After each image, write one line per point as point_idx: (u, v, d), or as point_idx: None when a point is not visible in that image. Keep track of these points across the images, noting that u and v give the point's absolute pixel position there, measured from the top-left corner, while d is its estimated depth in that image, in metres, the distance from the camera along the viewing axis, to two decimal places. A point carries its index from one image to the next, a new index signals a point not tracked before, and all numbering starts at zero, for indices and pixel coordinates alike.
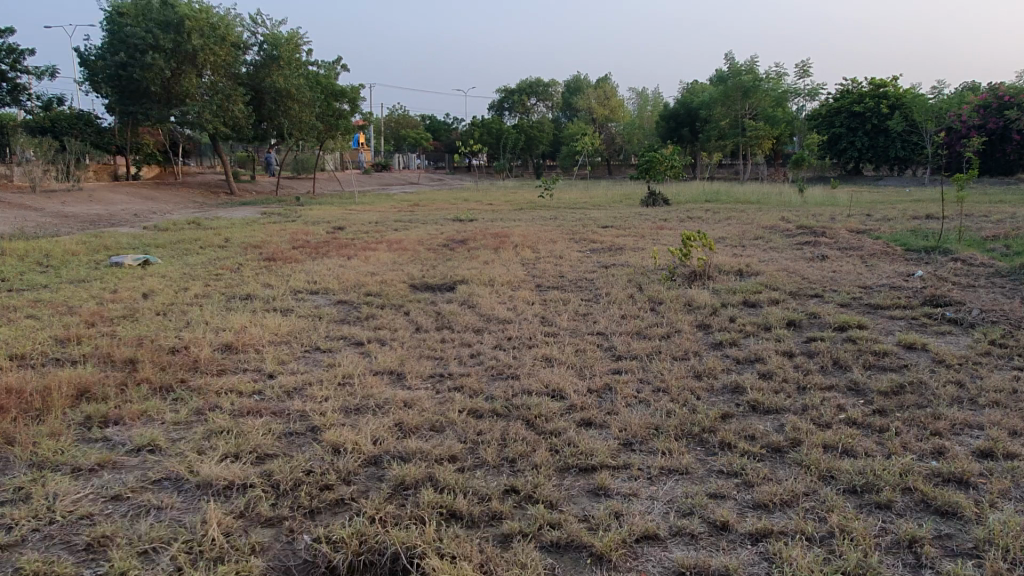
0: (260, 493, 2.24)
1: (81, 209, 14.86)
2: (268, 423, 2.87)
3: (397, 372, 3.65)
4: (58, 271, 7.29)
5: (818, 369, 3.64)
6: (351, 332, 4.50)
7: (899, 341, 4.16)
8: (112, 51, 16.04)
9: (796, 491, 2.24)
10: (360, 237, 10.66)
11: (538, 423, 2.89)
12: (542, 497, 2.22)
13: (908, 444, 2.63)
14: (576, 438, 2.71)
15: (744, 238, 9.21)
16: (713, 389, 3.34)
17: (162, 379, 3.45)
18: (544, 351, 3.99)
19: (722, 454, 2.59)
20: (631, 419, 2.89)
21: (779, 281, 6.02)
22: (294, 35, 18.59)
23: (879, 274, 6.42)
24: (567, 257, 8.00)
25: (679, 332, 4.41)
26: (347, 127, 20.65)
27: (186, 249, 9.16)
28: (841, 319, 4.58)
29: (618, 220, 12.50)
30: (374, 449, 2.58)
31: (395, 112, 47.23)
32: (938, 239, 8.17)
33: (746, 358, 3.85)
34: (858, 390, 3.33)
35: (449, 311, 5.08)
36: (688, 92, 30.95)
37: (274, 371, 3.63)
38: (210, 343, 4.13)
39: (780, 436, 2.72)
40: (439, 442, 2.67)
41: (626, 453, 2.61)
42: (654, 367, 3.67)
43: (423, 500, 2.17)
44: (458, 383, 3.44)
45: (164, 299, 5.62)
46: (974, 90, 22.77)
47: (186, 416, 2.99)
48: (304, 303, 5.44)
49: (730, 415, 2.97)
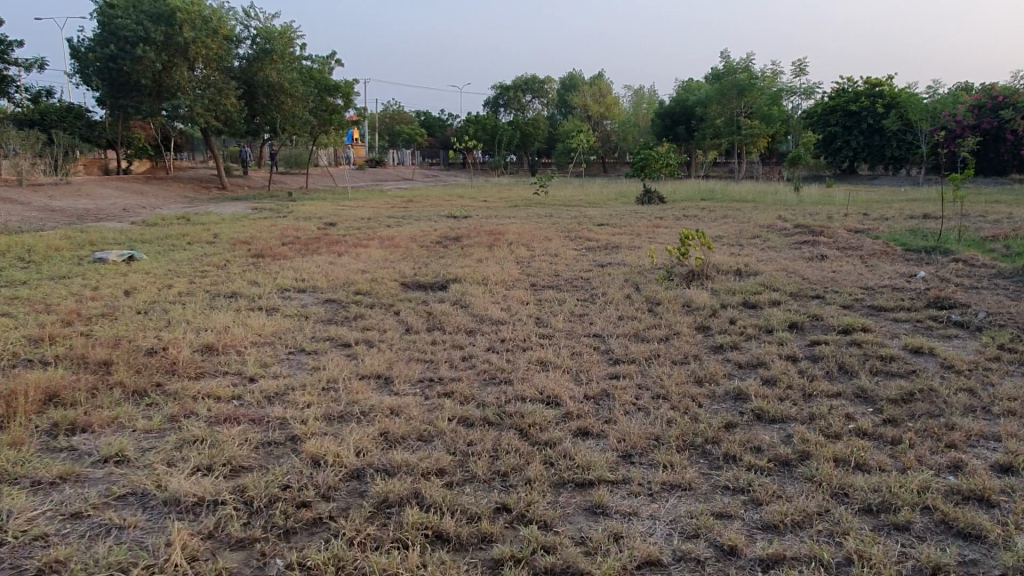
0: (232, 511, 2.08)
1: (68, 203, 14.65)
2: (245, 432, 2.71)
3: (384, 376, 3.49)
4: (40, 266, 7.09)
5: (824, 374, 3.50)
6: (339, 332, 4.33)
7: (905, 344, 4.02)
8: (101, 43, 15.80)
9: (809, 510, 2.09)
10: (352, 234, 10.48)
11: (532, 432, 2.73)
12: (535, 517, 2.06)
13: (923, 457, 2.48)
14: (572, 449, 2.55)
15: (742, 237, 9.07)
16: (715, 396, 3.19)
17: (136, 384, 3.28)
18: (539, 355, 3.83)
19: (727, 468, 2.43)
20: (630, 429, 2.74)
21: (779, 282, 5.88)
22: (287, 29, 18.36)
23: (881, 275, 6.29)
24: (563, 255, 7.84)
25: (678, 334, 4.26)
26: (341, 123, 20.39)
27: (172, 245, 8.97)
28: (845, 322, 4.44)
29: (614, 217, 12.39)
30: (357, 461, 2.42)
31: (391, 107, 46.90)
32: (938, 240, 8.04)
33: (748, 363, 3.69)
34: (866, 397, 3.18)
35: (440, 311, 4.93)
36: (684, 90, 30.82)
37: (256, 375, 3.47)
38: (190, 343, 3.96)
39: (788, 448, 2.56)
40: (426, 453, 2.51)
41: (624, 466, 2.45)
42: (653, 372, 3.52)
43: (406, 520, 2.01)
44: (449, 388, 3.27)
45: (147, 297, 5.44)
46: (970, 90, 22.67)
47: (159, 424, 2.83)
48: (291, 302, 5.27)
49: (733, 425, 2.82)
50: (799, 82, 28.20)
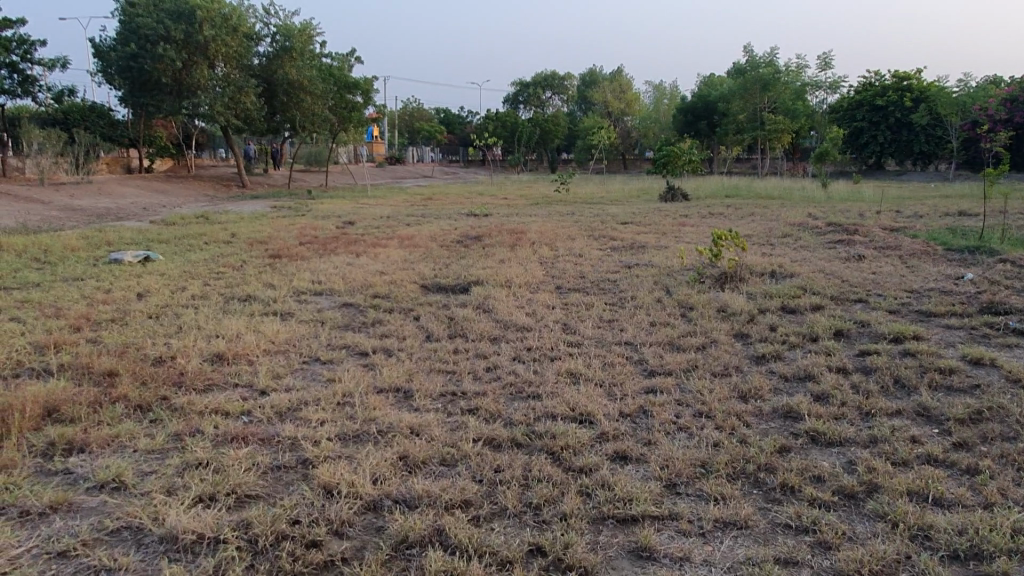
0: (234, 553, 1.87)
1: (88, 202, 14.62)
2: (251, 455, 2.49)
3: (403, 390, 3.26)
4: (55, 268, 6.96)
5: (879, 390, 3.21)
6: (356, 340, 4.11)
7: (963, 355, 3.72)
8: (123, 42, 15.79)
9: (887, 558, 1.84)
10: (370, 233, 10.29)
11: (564, 456, 2.49)
12: (574, 563, 1.83)
13: (1008, 490, 2.20)
14: (611, 477, 2.30)
15: (773, 236, 8.73)
16: (762, 414, 2.92)
17: (140, 397, 3.08)
18: (568, 365, 3.58)
19: (785, 501, 2.18)
20: (674, 453, 2.49)
21: (818, 284, 5.57)
22: (308, 26, 18.24)
23: (924, 276, 5.95)
24: (588, 255, 7.57)
25: (715, 343, 3.99)
26: (360, 120, 20.21)
27: (189, 245, 8.81)
28: (895, 329, 4.14)
29: (638, 215, 12.08)
30: (374, 492, 2.19)
31: (410, 105, 46.74)
32: (981, 239, 7.65)
33: (795, 375, 3.42)
34: (930, 416, 2.90)
35: (462, 316, 4.70)
36: (707, 85, 30.32)
37: (267, 388, 3.26)
38: (200, 352, 3.76)
39: (852, 478, 2.30)
40: (449, 482, 2.28)
41: (671, 499, 2.20)
42: (692, 386, 3.26)
43: (428, 567, 1.79)
44: (473, 405, 3.03)
45: (159, 300, 5.26)
46: (1000, 84, 22.03)
47: (161, 444, 2.63)
48: (306, 305, 5.09)
49: (788, 449, 2.56)
50: (825, 76, 27.60)
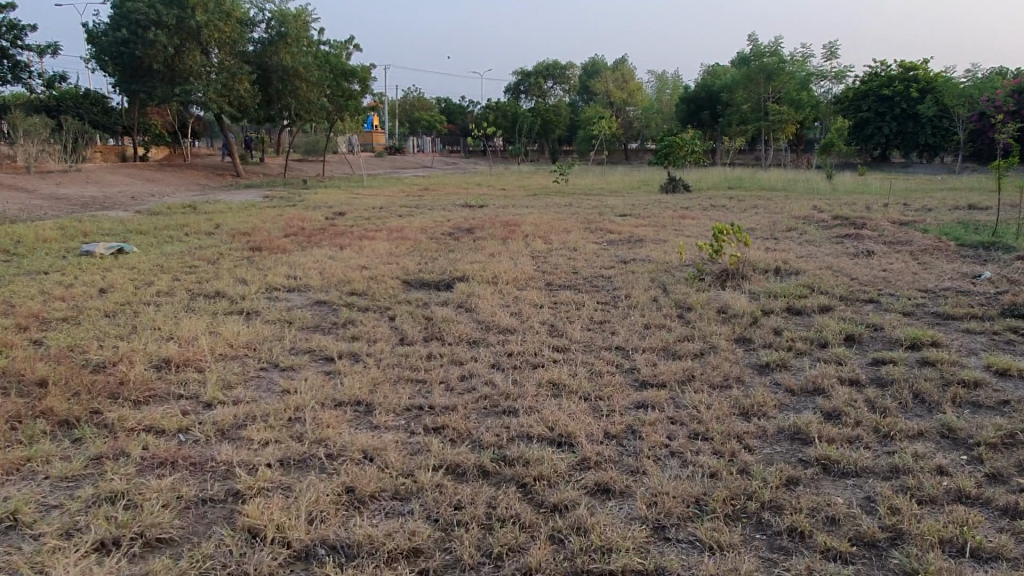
0: None
1: (76, 191, 14.25)
2: (176, 485, 2.16)
3: (365, 404, 2.91)
4: (22, 260, 6.62)
5: (897, 407, 2.85)
6: (321, 343, 3.77)
7: (988, 364, 3.37)
8: (114, 27, 15.38)
9: None
10: (360, 224, 9.94)
11: (537, 489, 2.15)
12: None
13: None
14: (588, 518, 1.96)
15: (776, 230, 8.36)
16: (766, 436, 2.57)
17: (67, 411, 2.74)
18: (551, 374, 3.24)
19: (794, 553, 1.83)
20: (664, 486, 2.14)
21: (825, 282, 5.23)
22: (303, 12, 17.78)
23: (938, 274, 5.60)
24: (583, 249, 7.23)
25: (714, 349, 3.64)
26: (357, 108, 19.82)
27: (169, 237, 8.47)
28: (911, 334, 3.79)
29: (637, 208, 11.74)
30: (309, 537, 1.86)
31: (410, 94, 46.24)
32: (994, 234, 7.30)
33: (803, 390, 3.07)
34: (957, 439, 2.55)
35: (442, 316, 4.35)
36: (711, 75, 29.83)
37: (214, 400, 2.92)
38: (147, 358, 3.41)
39: (872, 519, 1.96)
40: (399, 523, 1.94)
41: (657, 547, 1.86)
42: (688, 400, 2.91)
43: None
44: (440, 422, 2.69)
45: (121, 296, 4.92)
46: (1007, 76, 21.60)
47: (78, 468, 2.29)
48: (276, 303, 4.74)
49: (795, 481, 2.21)
50: (830, 66, 27.14)
